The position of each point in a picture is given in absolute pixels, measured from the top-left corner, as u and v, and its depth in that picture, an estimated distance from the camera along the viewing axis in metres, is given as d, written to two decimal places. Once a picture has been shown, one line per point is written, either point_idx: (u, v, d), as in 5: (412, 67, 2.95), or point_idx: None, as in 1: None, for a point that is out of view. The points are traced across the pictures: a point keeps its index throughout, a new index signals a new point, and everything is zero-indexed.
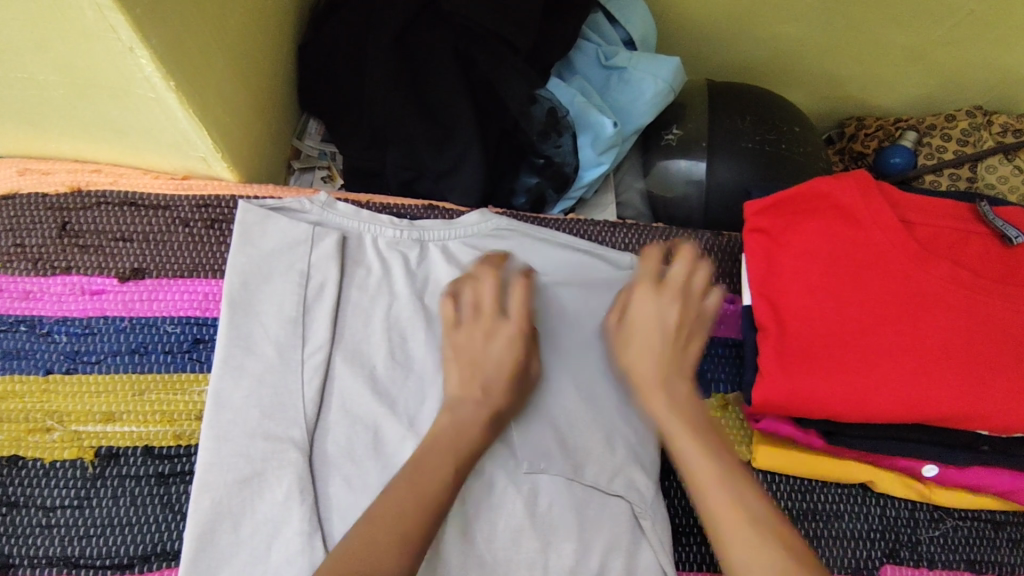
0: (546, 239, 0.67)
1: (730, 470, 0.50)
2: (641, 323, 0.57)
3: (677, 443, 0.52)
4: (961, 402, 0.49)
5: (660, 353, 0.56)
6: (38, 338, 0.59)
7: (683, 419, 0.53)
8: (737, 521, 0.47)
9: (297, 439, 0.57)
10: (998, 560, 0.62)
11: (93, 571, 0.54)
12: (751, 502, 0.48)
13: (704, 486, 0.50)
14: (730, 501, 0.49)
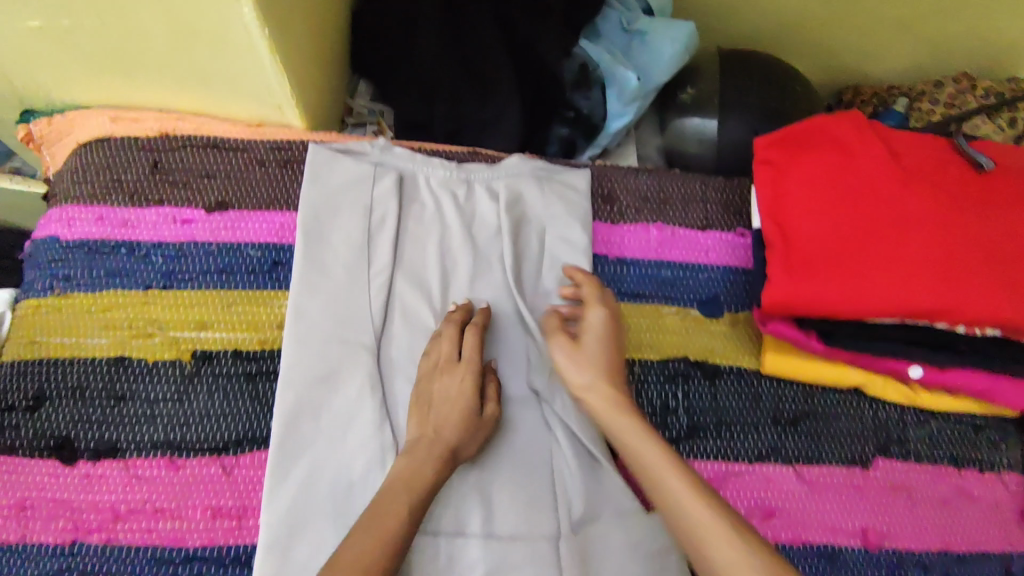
0: (561, 180, 0.74)
1: (701, 485, 0.53)
2: (599, 355, 0.62)
3: (631, 446, 0.57)
4: (942, 296, 0.57)
5: (615, 369, 0.62)
6: (137, 259, 0.67)
7: (640, 431, 0.57)
8: (696, 499, 0.52)
9: (367, 344, 0.65)
10: (979, 457, 0.70)
11: (193, 453, 0.62)
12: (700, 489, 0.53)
13: (653, 471, 0.54)
14: (704, 507, 0.51)
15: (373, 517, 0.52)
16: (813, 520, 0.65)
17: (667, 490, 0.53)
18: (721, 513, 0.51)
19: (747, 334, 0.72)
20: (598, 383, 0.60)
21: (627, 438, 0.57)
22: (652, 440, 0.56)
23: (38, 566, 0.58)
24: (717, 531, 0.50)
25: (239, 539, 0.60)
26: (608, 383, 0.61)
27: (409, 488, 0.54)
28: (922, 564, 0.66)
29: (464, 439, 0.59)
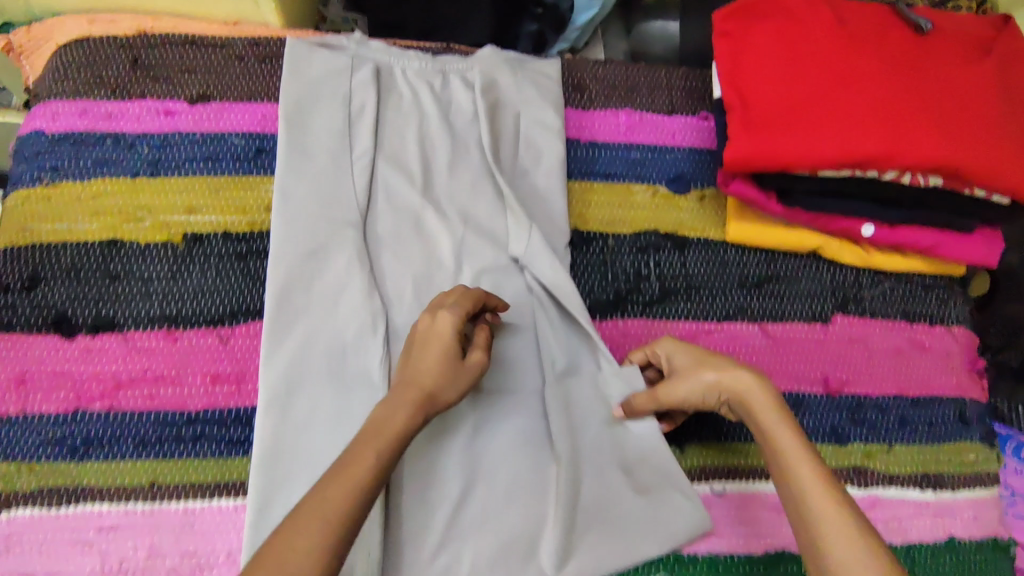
0: (532, 72, 0.76)
1: (829, 479, 0.52)
2: (692, 359, 0.61)
3: (770, 432, 0.55)
4: (885, 145, 0.62)
5: (731, 366, 0.59)
6: (123, 149, 0.69)
7: (780, 413, 0.56)
8: (815, 478, 0.52)
9: (354, 221, 0.68)
10: (928, 313, 0.76)
11: (190, 326, 0.64)
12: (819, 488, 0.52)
13: (775, 436, 0.55)
14: (828, 501, 0.51)
15: (339, 474, 0.49)
16: (778, 370, 0.71)
17: (791, 472, 0.53)
18: (842, 502, 0.51)
19: (713, 208, 0.76)
20: (724, 377, 0.59)
21: (762, 413, 0.57)
22: (779, 414, 0.56)
23: (38, 435, 0.60)
24: (834, 511, 0.50)
25: (239, 401, 0.63)
26: (721, 378, 0.59)
27: (374, 445, 0.50)
28: (879, 407, 0.72)
29: (442, 383, 0.55)
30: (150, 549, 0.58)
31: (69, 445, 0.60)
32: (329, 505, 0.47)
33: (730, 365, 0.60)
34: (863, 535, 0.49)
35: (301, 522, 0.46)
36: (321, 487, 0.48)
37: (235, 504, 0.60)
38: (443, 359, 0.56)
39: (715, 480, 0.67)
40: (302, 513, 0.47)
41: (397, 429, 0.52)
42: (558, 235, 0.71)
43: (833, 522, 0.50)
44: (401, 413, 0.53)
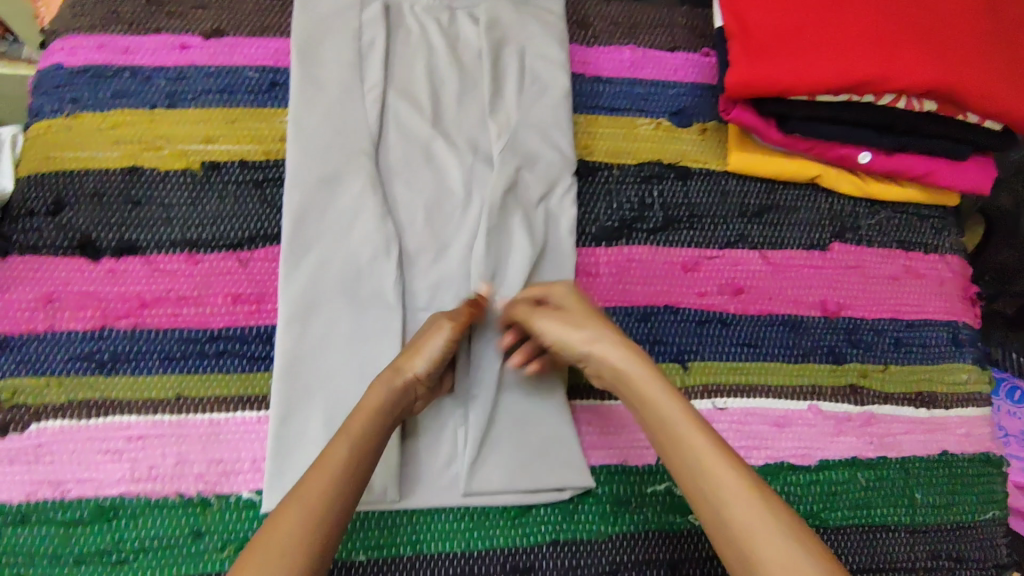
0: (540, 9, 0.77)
1: (724, 446, 0.51)
2: (581, 310, 0.60)
3: (645, 397, 0.55)
4: (880, 68, 0.65)
5: (611, 327, 0.59)
6: (141, 82, 0.71)
7: (662, 385, 0.55)
8: (718, 456, 0.50)
9: (367, 150, 0.69)
10: (923, 242, 0.78)
11: (210, 249, 0.66)
12: (715, 456, 0.51)
13: (659, 404, 0.54)
14: (728, 469, 0.50)
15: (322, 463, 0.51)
16: (778, 294, 0.73)
17: (687, 445, 0.52)
18: (754, 483, 0.49)
19: (716, 140, 0.78)
20: (613, 346, 0.58)
21: (646, 389, 0.55)
22: (659, 381, 0.55)
23: (67, 350, 0.62)
24: (733, 483, 0.49)
25: (260, 320, 0.65)
26: (602, 347, 0.58)
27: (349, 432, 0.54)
28: (875, 329, 0.74)
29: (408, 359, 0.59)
30: (179, 456, 0.61)
31: (98, 359, 0.62)
32: (307, 493, 0.49)
33: (583, 318, 0.60)
34: (761, 501, 0.48)
35: (285, 510, 0.49)
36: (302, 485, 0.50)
37: (258, 416, 0.63)
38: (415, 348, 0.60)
39: (717, 396, 0.69)
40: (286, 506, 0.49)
41: (371, 407, 0.56)
42: (562, 166, 0.72)
43: (740, 500, 0.48)
44: (375, 395, 0.56)
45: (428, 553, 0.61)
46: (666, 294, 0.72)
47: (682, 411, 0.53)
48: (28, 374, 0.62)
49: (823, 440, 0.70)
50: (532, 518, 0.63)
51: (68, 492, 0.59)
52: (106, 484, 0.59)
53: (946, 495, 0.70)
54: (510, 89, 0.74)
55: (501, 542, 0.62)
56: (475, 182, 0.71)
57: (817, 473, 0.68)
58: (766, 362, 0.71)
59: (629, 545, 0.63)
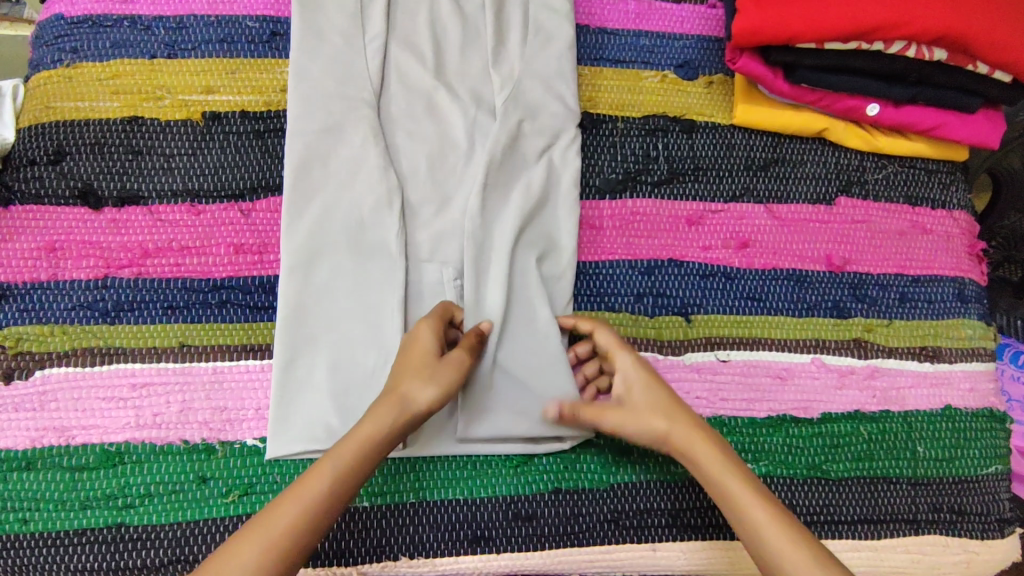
0: None
1: (788, 516, 0.52)
2: (654, 391, 0.59)
3: (723, 484, 0.54)
4: (887, 14, 0.64)
5: (676, 401, 0.58)
6: (140, 31, 0.70)
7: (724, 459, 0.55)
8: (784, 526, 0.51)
9: (367, 100, 0.68)
10: (930, 197, 0.77)
11: (212, 200, 0.66)
12: (783, 530, 0.51)
13: (721, 477, 0.54)
14: (794, 542, 0.50)
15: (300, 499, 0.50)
16: (783, 248, 0.73)
17: (750, 517, 0.52)
18: (821, 551, 0.50)
19: (722, 93, 0.77)
20: (673, 419, 0.57)
21: (708, 462, 0.55)
22: (718, 452, 0.56)
23: (70, 299, 0.62)
24: (806, 562, 0.49)
25: (262, 269, 0.65)
26: (668, 422, 0.57)
27: (337, 461, 0.52)
28: (880, 283, 0.74)
29: (418, 383, 0.55)
30: (183, 403, 0.61)
31: (101, 308, 0.62)
32: (276, 526, 0.49)
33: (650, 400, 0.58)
34: None
35: (244, 543, 0.48)
36: (267, 515, 0.50)
37: (262, 364, 0.63)
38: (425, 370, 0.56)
39: (719, 348, 0.69)
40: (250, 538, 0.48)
41: (369, 435, 0.53)
42: (565, 116, 0.72)
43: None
44: (373, 424, 0.53)
45: (431, 499, 0.62)
46: (670, 248, 0.71)
47: (752, 493, 0.53)
48: (30, 322, 0.62)
49: (827, 393, 0.69)
50: (535, 467, 0.63)
51: (73, 439, 0.59)
52: (111, 430, 0.60)
53: (949, 449, 0.70)
54: (513, 39, 0.73)
55: (504, 490, 0.63)
56: (477, 132, 0.71)
57: (819, 425, 0.69)
58: (770, 316, 0.71)
59: (630, 494, 0.64)
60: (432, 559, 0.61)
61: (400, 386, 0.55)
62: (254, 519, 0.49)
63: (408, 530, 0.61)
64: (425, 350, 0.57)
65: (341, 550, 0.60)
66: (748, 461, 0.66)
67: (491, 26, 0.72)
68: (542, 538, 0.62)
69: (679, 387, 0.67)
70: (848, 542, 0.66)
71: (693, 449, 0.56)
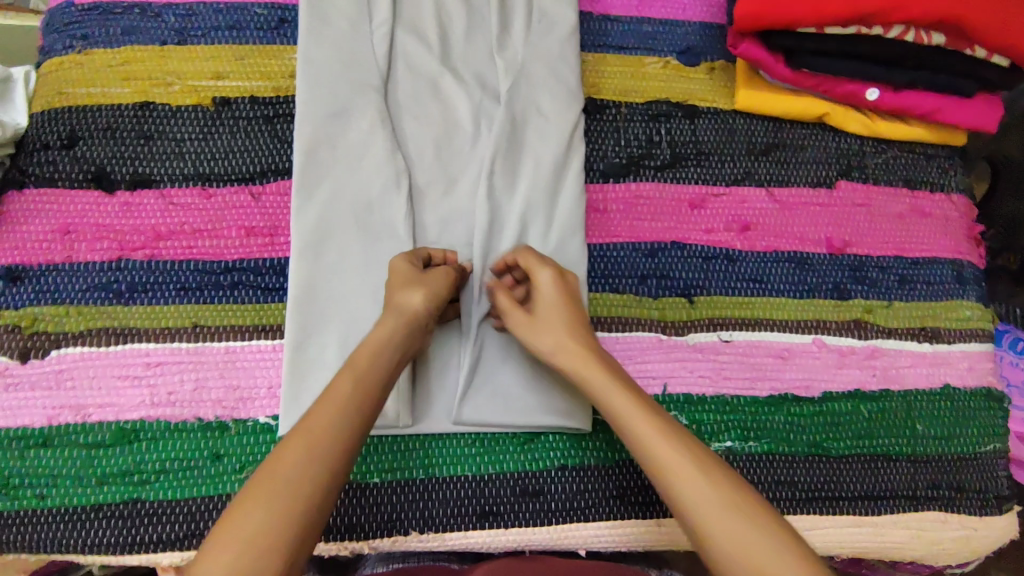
0: None
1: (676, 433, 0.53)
2: (556, 318, 0.61)
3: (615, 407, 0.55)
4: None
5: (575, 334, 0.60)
6: (150, 18, 0.71)
7: (675, 445, 0.52)
8: (755, 536, 0.46)
9: (375, 85, 0.69)
10: (930, 181, 0.78)
11: (223, 184, 0.67)
12: (666, 440, 0.52)
13: (611, 400, 0.56)
14: (680, 456, 0.51)
15: (322, 401, 0.52)
16: (785, 231, 0.74)
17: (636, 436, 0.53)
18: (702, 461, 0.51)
19: (724, 79, 0.78)
20: (567, 352, 0.59)
21: (657, 450, 0.52)
22: (633, 397, 0.55)
23: (84, 281, 0.63)
24: (689, 477, 0.50)
25: (273, 252, 0.66)
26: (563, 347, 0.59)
27: (354, 370, 0.54)
28: (880, 266, 0.75)
29: (406, 291, 0.59)
30: (197, 382, 0.62)
31: (115, 289, 0.63)
32: (314, 422, 0.51)
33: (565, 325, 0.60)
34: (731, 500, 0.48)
35: (290, 444, 0.49)
36: (303, 422, 0.51)
37: (273, 344, 0.64)
38: (411, 281, 0.60)
39: (722, 329, 0.70)
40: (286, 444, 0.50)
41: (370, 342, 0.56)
42: (569, 99, 0.72)
43: (697, 494, 0.49)
44: (380, 331, 0.57)
45: (440, 475, 0.63)
46: (672, 231, 0.73)
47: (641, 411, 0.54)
48: (47, 303, 0.63)
49: (828, 372, 0.71)
50: (541, 445, 0.65)
51: (90, 416, 0.61)
52: (126, 408, 0.61)
53: (947, 427, 0.71)
54: (518, 25, 0.74)
55: (511, 467, 0.64)
56: (483, 116, 0.72)
57: (820, 404, 0.70)
58: (772, 297, 0.72)
59: (635, 470, 0.65)
60: (441, 534, 0.62)
61: (393, 297, 0.59)
62: (296, 425, 0.51)
63: (418, 506, 0.62)
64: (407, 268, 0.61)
65: (353, 525, 0.61)
66: (750, 439, 0.68)
67: (495, 11, 0.73)
68: (548, 513, 0.63)
69: (683, 367, 0.69)
70: (849, 518, 0.68)
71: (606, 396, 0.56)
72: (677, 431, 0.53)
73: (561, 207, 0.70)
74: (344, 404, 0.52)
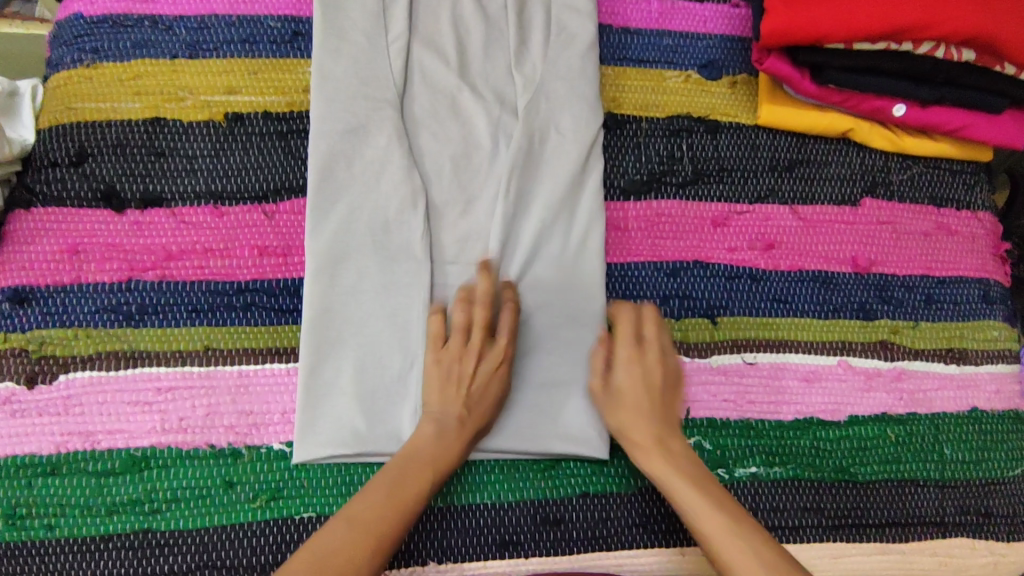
0: None
1: (745, 530, 0.52)
2: (637, 394, 0.60)
3: (684, 501, 0.56)
4: (918, 16, 0.64)
5: (651, 414, 0.60)
6: (161, 31, 0.69)
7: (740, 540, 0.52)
8: None
9: (391, 101, 0.68)
10: (955, 198, 0.77)
11: (236, 202, 0.65)
12: (744, 541, 0.51)
13: (676, 489, 0.56)
14: (749, 556, 0.50)
15: (391, 496, 0.54)
16: (809, 249, 0.72)
17: (706, 531, 0.53)
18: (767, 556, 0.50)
19: (746, 93, 0.76)
20: (639, 430, 0.59)
21: (726, 543, 0.52)
22: (701, 488, 0.56)
23: (93, 302, 0.62)
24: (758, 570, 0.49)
25: (287, 272, 0.64)
26: (635, 429, 0.60)
27: (432, 467, 0.56)
28: (906, 285, 0.73)
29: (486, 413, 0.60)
30: (209, 408, 0.60)
31: (125, 311, 0.62)
32: (379, 508, 0.53)
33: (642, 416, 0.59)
34: None
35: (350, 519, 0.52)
36: (365, 503, 0.53)
37: (287, 367, 0.62)
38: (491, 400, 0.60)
39: (747, 350, 0.68)
40: (342, 522, 0.52)
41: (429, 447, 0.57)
42: (589, 113, 0.71)
43: None
44: (449, 452, 0.57)
45: (459, 504, 0.61)
46: (695, 249, 0.71)
47: (710, 502, 0.55)
48: (55, 326, 0.61)
49: (854, 395, 0.69)
50: (562, 472, 0.63)
51: (99, 443, 0.59)
52: (137, 435, 0.59)
53: (975, 451, 0.70)
54: (536, 39, 0.72)
55: (532, 494, 0.62)
56: (501, 130, 0.70)
57: (846, 428, 0.68)
58: (796, 318, 0.70)
59: (658, 498, 0.64)
60: (459, 564, 0.60)
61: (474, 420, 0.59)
62: (354, 504, 0.53)
63: (437, 535, 0.60)
64: (489, 377, 0.60)
65: None
66: (776, 465, 0.66)
67: (513, 25, 0.72)
68: (569, 542, 0.62)
69: (706, 390, 0.67)
70: (875, 545, 0.66)
71: (676, 492, 0.56)
72: (746, 526, 0.53)
73: (580, 225, 0.68)
74: (410, 500, 0.54)
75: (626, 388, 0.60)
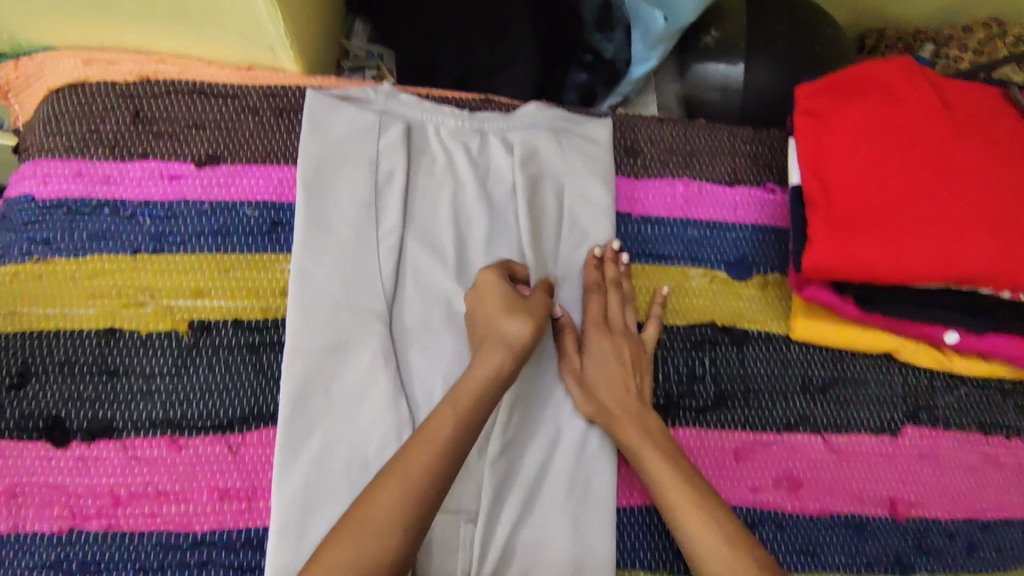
0: (578, 137, 0.68)
1: (709, 506, 0.54)
2: (605, 367, 0.61)
3: (650, 465, 0.56)
4: (990, 262, 0.54)
5: (625, 377, 0.61)
6: (122, 220, 0.61)
7: (703, 515, 0.53)
8: None
9: (378, 311, 0.60)
10: (1005, 423, 0.69)
11: (195, 432, 0.58)
12: (722, 526, 0.53)
13: (644, 457, 0.57)
14: (710, 533, 0.52)
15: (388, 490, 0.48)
16: (841, 489, 0.64)
17: (670, 504, 0.55)
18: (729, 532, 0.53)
19: (777, 298, 0.68)
20: (616, 398, 0.60)
21: (690, 520, 0.53)
22: (669, 460, 0.56)
23: (29, 559, 0.54)
24: (719, 552, 0.52)
25: (250, 521, 0.57)
26: (611, 392, 0.60)
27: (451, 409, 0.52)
28: (947, 532, 0.65)
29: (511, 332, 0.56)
30: None
31: (63, 570, 0.54)
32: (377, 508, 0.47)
33: (619, 388, 0.60)
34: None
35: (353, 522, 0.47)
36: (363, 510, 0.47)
37: None
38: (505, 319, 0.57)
39: None
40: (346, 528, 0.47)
41: (481, 378, 0.54)
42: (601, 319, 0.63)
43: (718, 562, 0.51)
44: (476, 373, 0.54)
45: None
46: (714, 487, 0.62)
47: (677, 476, 0.55)
48: None
49: None
50: None
51: None
52: None
53: None
54: (544, 234, 0.65)
55: None
56: None
57: None
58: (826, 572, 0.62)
59: None
60: None
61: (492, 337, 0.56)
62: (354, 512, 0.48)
63: None
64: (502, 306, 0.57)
65: None
66: None
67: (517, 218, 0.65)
68: None
69: None
70: None
71: (641, 457, 0.57)
72: (710, 500, 0.55)
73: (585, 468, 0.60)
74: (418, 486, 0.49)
75: (596, 358, 0.62)
